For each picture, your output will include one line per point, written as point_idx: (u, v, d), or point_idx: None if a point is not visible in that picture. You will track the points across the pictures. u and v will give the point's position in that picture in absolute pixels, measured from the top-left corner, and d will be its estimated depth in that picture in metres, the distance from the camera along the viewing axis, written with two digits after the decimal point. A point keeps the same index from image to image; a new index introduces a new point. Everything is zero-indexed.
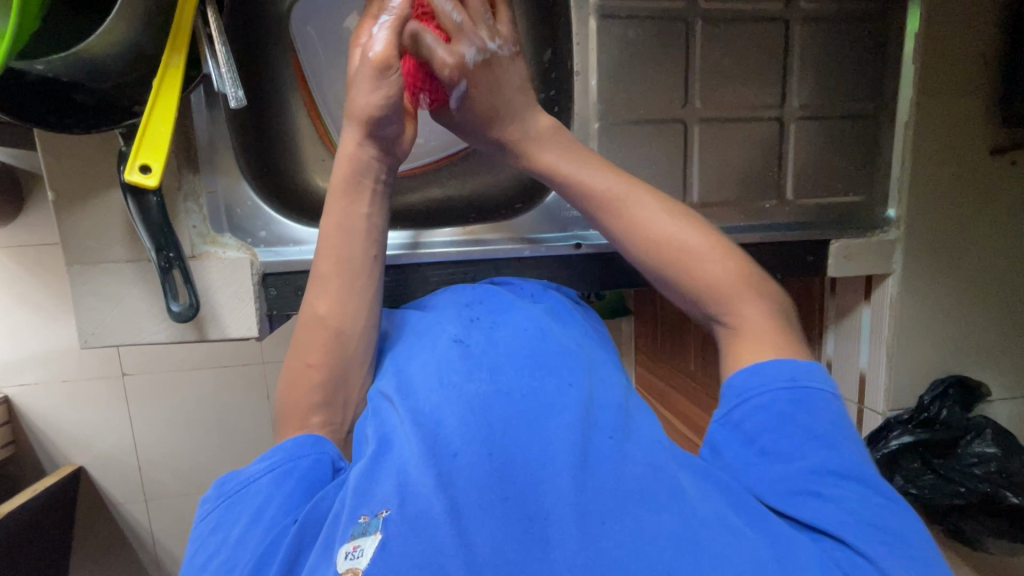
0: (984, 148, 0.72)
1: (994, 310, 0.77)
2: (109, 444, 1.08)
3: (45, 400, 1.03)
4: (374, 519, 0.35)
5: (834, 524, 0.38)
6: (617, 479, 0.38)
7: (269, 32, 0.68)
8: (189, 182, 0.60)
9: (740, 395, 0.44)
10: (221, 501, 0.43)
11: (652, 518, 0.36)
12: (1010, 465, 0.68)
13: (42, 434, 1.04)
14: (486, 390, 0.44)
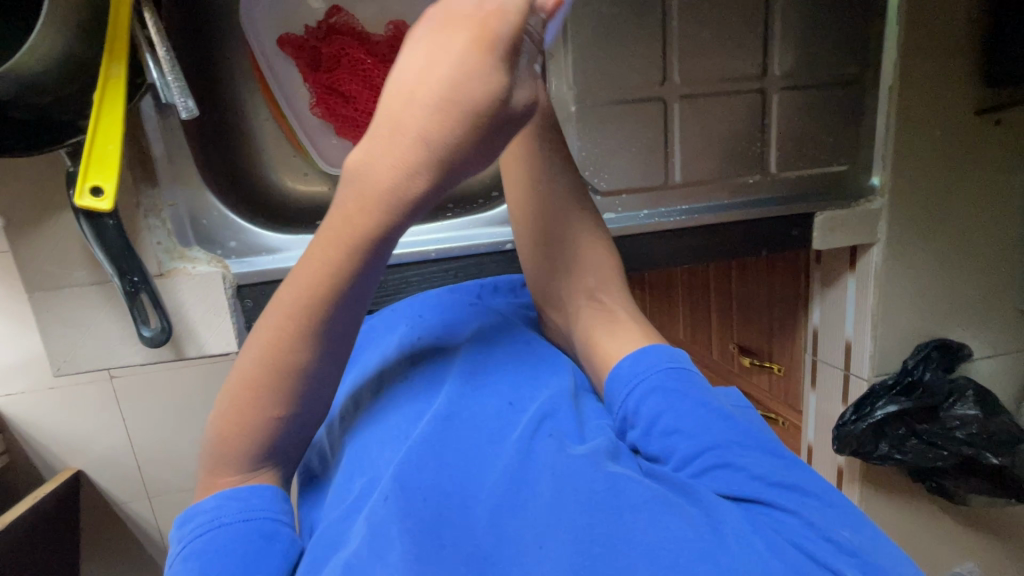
0: (970, 108, 0.70)
1: (980, 271, 0.77)
2: (104, 447, 0.94)
3: (27, 409, 0.90)
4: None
5: (754, 489, 0.38)
6: (548, 480, 0.38)
7: (219, 26, 0.63)
8: (149, 197, 0.56)
9: (632, 376, 0.46)
10: (183, 548, 0.39)
11: (581, 521, 0.35)
12: (989, 426, 0.71)
13: (33, 443, 0.93)
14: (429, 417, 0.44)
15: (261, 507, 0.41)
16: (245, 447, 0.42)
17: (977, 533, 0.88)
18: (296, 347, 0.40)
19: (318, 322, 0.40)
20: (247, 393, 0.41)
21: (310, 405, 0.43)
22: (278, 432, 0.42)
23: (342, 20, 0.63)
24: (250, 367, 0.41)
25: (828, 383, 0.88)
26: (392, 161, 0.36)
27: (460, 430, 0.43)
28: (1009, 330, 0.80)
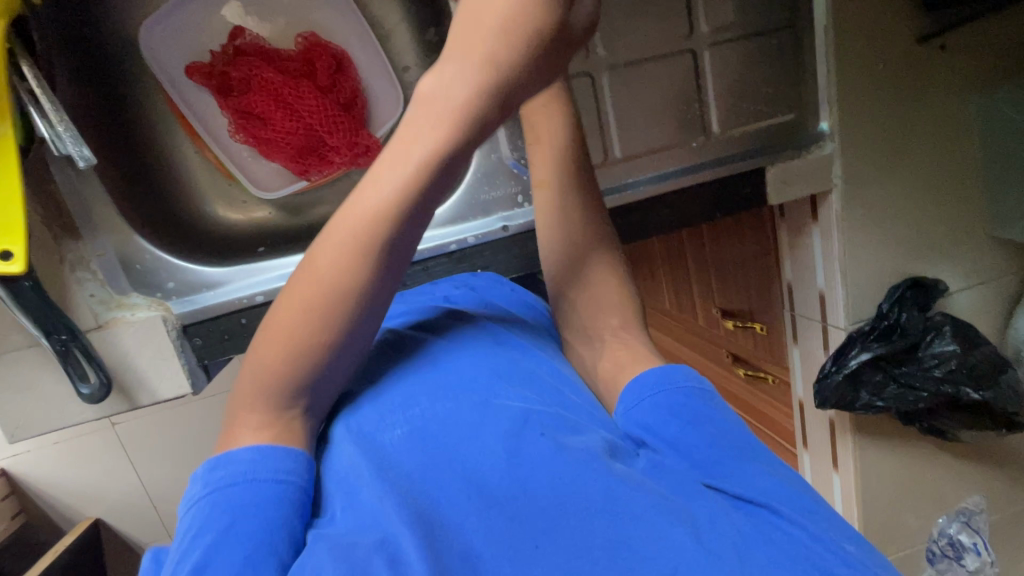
0: (912, 37, 0.67)
1: (944, 204, 0.74)
2: (120, 492, 1.02)
3: (40, 465, 0.97)
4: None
5: (760, 496, 0.37)
6: (548, 476, 0.36)
7: (122, 64, 0.61)
8: (74, 251, 0.55)
9: (653, 387, 0.45)
10: (208, 492, 0.37)
11: (585, 525, 0.33)
12: (969, 359, 0.70)
13: (47, 497, 1.00)
14: (423, 417, 0.42)
15: (296, 473, 0.39)
16: (293, 373, 0.39)
17: (977, 465, 0.87)
18: (359, 267, 0.38)
19: (379, 242, 0.37)
20: (300, 315, 0.38)
21: (358, 341, 0.40)
22: (326, 363, 0.40)
23: (247, 40, 0.61)
24: (312, 288, 0.38)
25: (810, 337, 0.86)
26: (461, 82, 0.36)
27: (461, 426, 0.40)
28: (983, 259, 0.78)
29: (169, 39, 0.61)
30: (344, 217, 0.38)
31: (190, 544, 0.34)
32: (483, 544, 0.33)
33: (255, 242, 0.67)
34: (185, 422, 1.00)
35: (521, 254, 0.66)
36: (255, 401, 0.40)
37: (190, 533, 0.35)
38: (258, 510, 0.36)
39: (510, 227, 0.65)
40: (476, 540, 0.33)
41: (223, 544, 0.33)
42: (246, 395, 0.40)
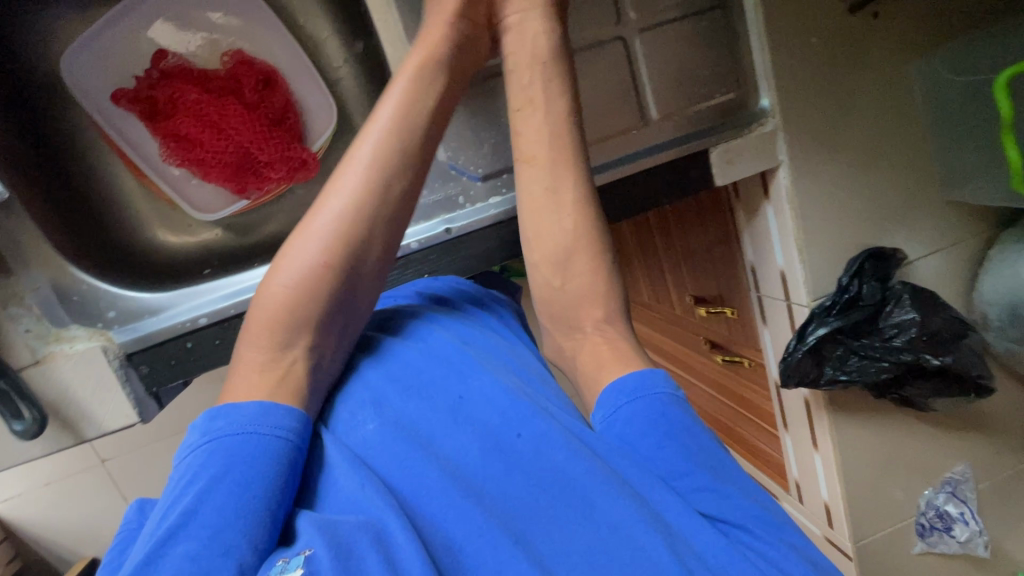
0: (843, 7, 0.67)
1: (894, 172, 0.74)
2: (113, 530, 1.08)
3: (30, 509, 1.02)
4: (294, 558, 0.33)
5: (731, 515, 0.38)
6: (534, 482, 0.38)
7: (49, 98, 0.61)
8: (6, 286, 0.55)
9: (637, 389, 0.45)
10: (207, 441, 0.40)
11: (566, 533, 0.35)
12: (928, 326, 0.69)
13: (41, 539, 1.05)
14: (414, 422, 0.43)
15: (290, 429, 0.41)
16: (304, 297, 0.46)
17: (956, 434, 0.86)
18: (358, 194, 0.48)
19: (370, 175, 0.49)
20: (310, 243, 0.47)
21: (356, 266, 0.48)
22: (331, 285, 0.47)
23: (171, 63, 0.61)
24: (320, 220, 0.47)
25: (776, 317, 0.85)
26: (401, 93, 0.52)
27: (453, 429, 0.42)
28: (941, 224, 0.77)
29: (92, 67, 0.60)
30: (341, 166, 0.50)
31: (186, 490, 0.37)
32: (467, 539, 0.35)
33: (201, 265, 0.66)
34: (165, 455, 1.05)
35: (468, 256, 0.66)
36: (260, 342, 0.45)
37: (186, 478, 0.38)
38: (250, 469, 0.38)
39: (453, 229, 0.64)
40: (459, 534, 0.36)
41: (216, 498, 0.36)
42: (251, 342, 0.45)
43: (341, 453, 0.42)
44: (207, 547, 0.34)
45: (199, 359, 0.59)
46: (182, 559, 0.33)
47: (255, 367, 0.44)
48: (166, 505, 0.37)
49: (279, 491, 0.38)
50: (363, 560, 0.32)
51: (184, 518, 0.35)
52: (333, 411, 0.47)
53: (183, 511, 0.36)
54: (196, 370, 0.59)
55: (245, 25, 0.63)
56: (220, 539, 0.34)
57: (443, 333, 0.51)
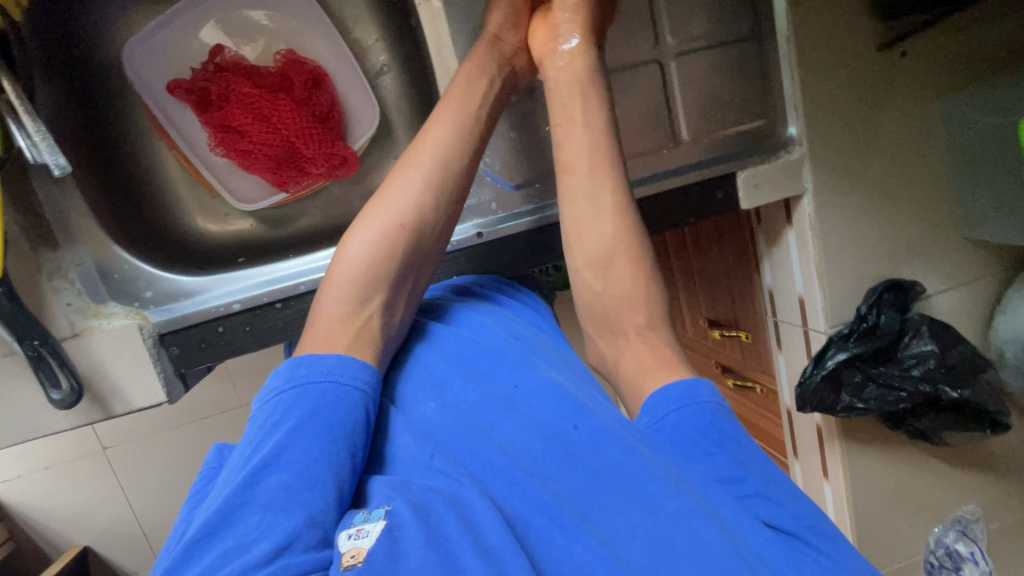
0: (873, 45, 0.69)
1: (916, 206, 0.75)
2: (109, 517, 1.07)
3: (30, 490, 1.03)
4: (376, 511, 0.37)
5: (783, 522, 0.39)
6: (592, 468, 0.41)
7: (105, 83, 0.63)
8: (52, 260, 0.56)
9: (685, 395, 0.47)
10: (292, 385, 0.44)
11: (624, 517, 0.38)
12: (947, 358, 0.70)
13: (37, 522, 1.05)
14: (477, 413, 0.47)
15: (365, 384, 0.45)
16: (381, 253, 0.51)
17: (967, 472, 0.86)
18: (428, 167, 0.54)
19: (440, 150, 0.55)
20: (387, 207, 0.52)
21: (426, 231, 0.54)
22: (405, 243, 0.52)
23: (227, 57, 0.64)
24: (396, 189, 0.53)
25: (791, 343, 0.86)
26: (464, 95, 0.58)
27: (512, 414, 0.46)
28: (960, 260, 0.78)
29: (151, 56, 0.63)
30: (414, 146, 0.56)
31: (274, 429, 0.41)
32: (531, 513, 0.39)
33: (235, 254, 0.67)
34: (169, 445, 1.05)
35: (496, 261, 0.67)
36: (340, 292, 0.49)
37: (275, 417, 0.42)
38: (329, 415, 0.42)
39: (484, 233, 0.66)
40: (523, 508, 0.39)
41: (302, 436, 0.40)
42: (332, 296, 0.50)
43: (409, 432, 0.46)
44: (295, 482, 0.38)
45: (228, 344, 0.60)
46: (276, 489, 0.37)
47: (334, 319, 0.48)
48: (256, 440, 0.41)
49: (355, 442, 0.42)
50: (440, 520, 0.36)
51: (276, 451, 0.39)
52: (400, 392, 0.50)
53: (274, 445, 0.39)
54: (226, 354, 0.60)
55: (298, 25, 0.66)
56: (308, 473, 0.38)
57: (498, 328, 0.55)
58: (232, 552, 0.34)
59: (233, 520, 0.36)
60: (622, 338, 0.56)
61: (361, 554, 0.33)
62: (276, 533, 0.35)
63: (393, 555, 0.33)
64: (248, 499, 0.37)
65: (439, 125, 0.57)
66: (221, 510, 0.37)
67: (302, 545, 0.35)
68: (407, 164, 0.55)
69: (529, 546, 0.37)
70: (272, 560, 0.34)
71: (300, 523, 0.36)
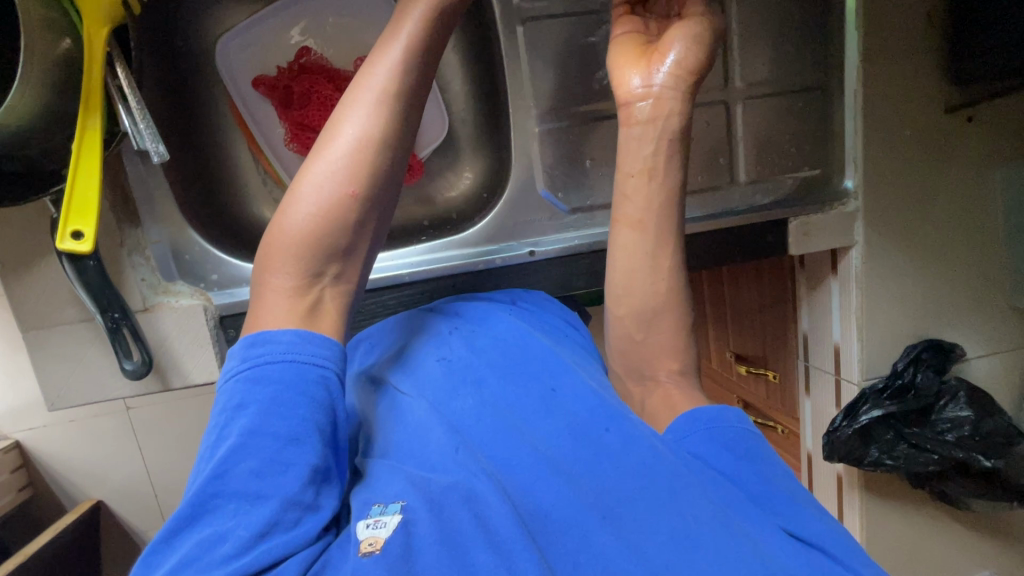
0: (939, 107, 0.70)
1: (964, 270, 0.75)
2: (125, 475, 1.11)
3: (54, 441, 1.07)
4: (390, 505, 0.39)
5: (807, 531, 0.39)
6: (611, 469, 0.41)
7: (195, 71, 0.66)
8: (133, 237, 0.59)
9: (706, 423, 0.47)
10: (247, 367, 0.40)
11: (647, 517, 0.38)
12: (982, 426, 0.71)
13: (57, 473, 1.09)
14: (487, 407, 0.47)
15: (328, 359, 0.42)
16: (322, 226, 0.44)
17: (984, 538, 0.85)
18: (373, 128, 0.45)
19: (391, 109, 0.46)
20: (326, 176, 0.44)
21: (382, 196, 0.47)
22: (354, 212, 0.45)
23: (311, 59, 0.67)
24: (335, 152, 0.45)
25: (822, 390, 0.86)
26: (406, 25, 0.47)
27: (533, 414, 0.46)
28: (1003, 328, 0.78)
29: (242, 53, 0.66)
30: (355, 95, 0.46)
31: (236, 415, 0.38)
32: (549, 503, 0.39)
33: None
34: (193, 413, 1.09)
35: (543, 280, 0.69)
36: (285, 267, 0.43)
37: (236, 402, 0.39)
38: (300, 399, 0.39)
39: (537, 252, 0.68)
40: (543, 501, 0.39)
41: (273, 420, 0.38)
42: (276, 268, 0.43)
43: (431, 414, 0.46)
44: (271, 467, 0.37)
45: None
46: (248, 474, 0.36)
47: (282, 297, 0.43)
48: (216, 427, 0.38)
49: (324, 419, 0.40)
50: (453, 517, 0.38)
51: (245, 437, 0.37)
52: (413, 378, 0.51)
53: (242, 430, 0.37)
54: None
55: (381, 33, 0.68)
56: (284, 454, 0.37)
57: (518, 334, 0.55)
58: (212, 540, 0.35)
59: (211, 509, 0.36)
60: (653, 380, 0.55)
61: (377, 543, 0.35)
62: (259, 518, 0.35)
63: (407, 552, 0.35)
64: (222, 488, 0.36)
65: (386, 55, 0.47)
66: (195, 500, 0.36)
67: (290, 523, 0.36)
68: (345, 101, 0.46)
69: (540, 534, 0.38)
70: (259, 544, 0.35)
71: (282, 508, 0.36)
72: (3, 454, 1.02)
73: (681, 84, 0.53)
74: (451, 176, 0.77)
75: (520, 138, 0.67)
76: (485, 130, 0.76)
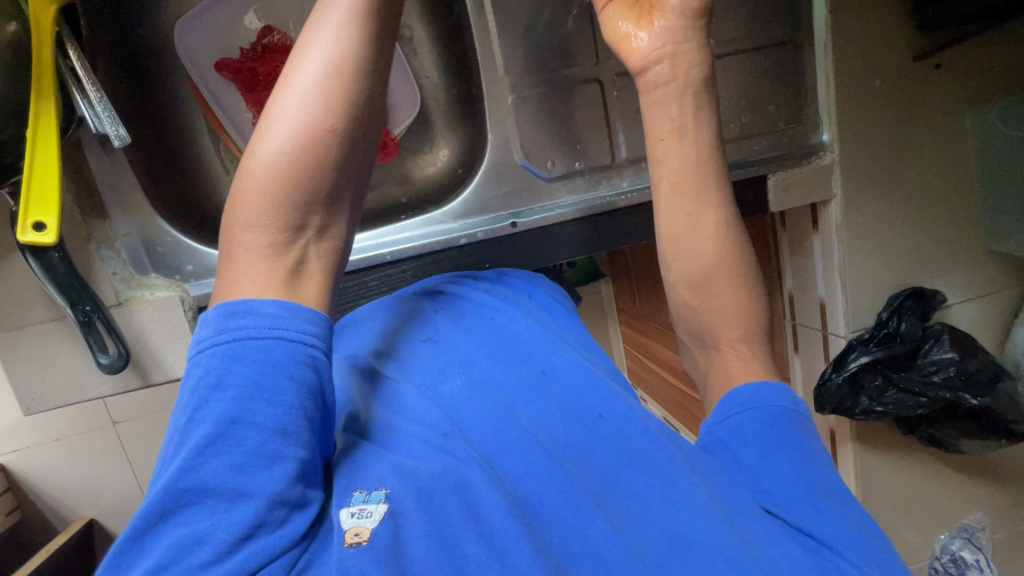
0: (908, 56, 0.70)
1: (940, 217, 0.76)
2: (116, 491, 1.09)
3: (39, 461, 1.03)
4: (374, 492, 0.34)
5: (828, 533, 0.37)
6: (613, 464, 0.38)
7: (154, 58, 0.64)
8: (101, 229, 0.57)
9: (739, 404, 0.46)
10: (220, 340, 0.32)
11: (652, 515, 0.35)
12: (966, 365, 0.72)
13: (44, 493, 1.05)
14: (492, 393, 0.43)
15: (319, 337, 0.35)
16: (300, 174, 0.35)
17: (977, 482, 0.87)
18: (348, 57, 0.37)
19: (365, 31, 0.38)
20: (296, 113, 0.36)
21: (366, 137, 0.38)
22: (336, 157, 0.37)
23: (275, 39, 0.66)
24: (302, 86, 0.36)
25: (810, 347, 0.86)
26: None
27: (529, 399, 0.42)
28: (981, 272, 0.79)
29: (202, 35, 0.64)
30: (319, 18, 0.38)
31: (212, 399, 0.31)
32: (543, 492, 0.36)
33: None
34: None
35: (527, 252, 0.69)
36: (258, 223, 0.35)
37: (209, 380, 0.32)
38: (288, 383, 0.32)
39: (518, 223, 0.67)
40: (536, 489, 0.36)
41: (257, 408, 0.31)
42: (249, 226, 0.35)
43: (425, 402, 0.41)
44: (257, 460, 0.31)
45: None
46: (228, 469, 0.30)
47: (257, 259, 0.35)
48: (188, 411, 0.31)
49: (313, 405, 0.33)
50: (444, 506, 0.33)
51: (224, 425, 0.31)
52: (410, 357, 0.46)
53: (222, 417, 0.31)
54: None
55: None
56: (270, 446, 0.31)
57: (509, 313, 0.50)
58: (188, 541, 0.29)
59: (183, 508, 0.30)
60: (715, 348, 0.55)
61: (364, 534, 0.31)
62: (241, 518, 0.29)
63: (397, 544, 0.31)
64: (195, 484, 0.30)
65: None
66: (166, 499, 0.30)
67: (276, 523, 0.30)
68: (311, 24, 0.38)
69: (537, 521, 0.34)
70: (239, 548, 0.29)
71: (267, 504, 0.30)
72: None
73: (693, 32, 0.50)
74: (427, 154, 0.77)
75: (494, 107, 0.66)
76: (459, 107, 0.75)
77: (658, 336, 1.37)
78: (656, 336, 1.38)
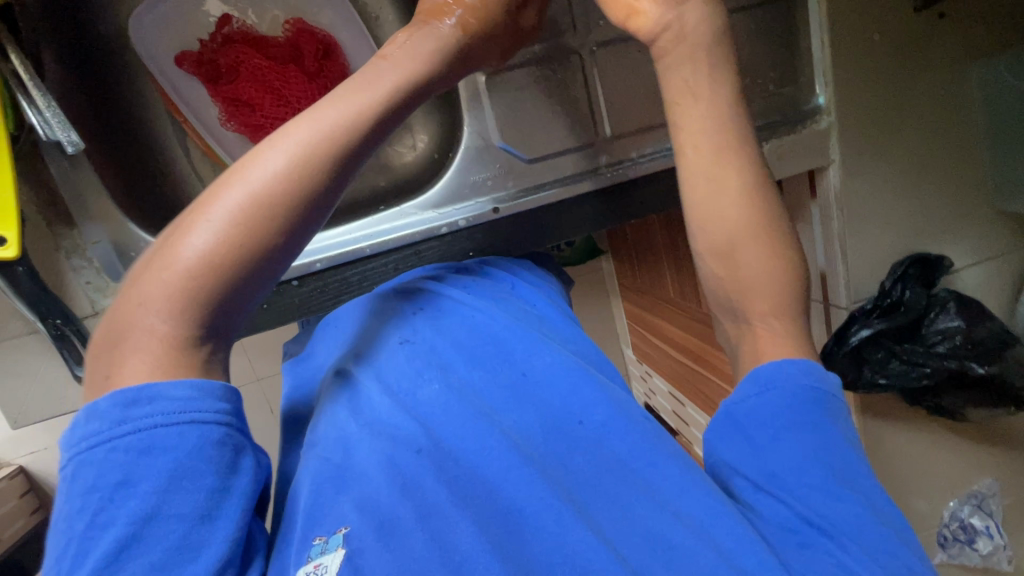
0: (907, 7, 0.66)
1: (944, 178, 0.73)
2: None
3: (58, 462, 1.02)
4: (333, 536, 0.32)
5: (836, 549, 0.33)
6: (588, 468, 0.37)
7: (114, 61, 0.64)
8: (70, 238, 0.55)
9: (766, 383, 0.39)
10: (113, 435, 0.29)
11: (633, 515, 0.34)
12: (974, 333, 0.70)
13: None
14: (463, 399, 0.41)
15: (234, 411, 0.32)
16: (209, 284, 0.34)
17: (986, 447, 0.85)
18: (287, 180, 0.36)
19: (315, 161, 0.37)
20: (216, 220, 0.34)
21: (287, 253, 0.37)
22: (255, 271, 0.36)
23: (234, 28, 0.63)
24: (230, 194, 0.35)
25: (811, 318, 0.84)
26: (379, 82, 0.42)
27: (502, 403, 0.41)
28: (989, 233, 0.76)
29: (161, 30, 0.62)
30: (280, 138, 0.38)
31: (92, 507, 0.28)
32: (525, 499, 0.35)
33: None
34: None
35: (513, 238, 0.66)
36: (165, 311, 0.32)
37: (106, 481, 0.28)
38: (205, 466, 0.30)
39: (500, 209, 0.65)
40: (516, 494, 0.35)
41: (177, 498, 0.29)
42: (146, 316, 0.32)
43: (392, 412, 0.40)
44: (182, 557, 0.28)
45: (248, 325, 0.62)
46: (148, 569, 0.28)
47: (150, 348, 0.32)
48: (86, 516, 0.28)
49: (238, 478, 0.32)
50: (407, 537, 0.32)
51: (139, 525, 0.28)
52: (376, 359, 0.44)
53: (133, 518, 0.28)
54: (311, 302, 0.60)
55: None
56: (192, 536, 0.29)
57: (478, 309, 0.48)
58: None
59: None
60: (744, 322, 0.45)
61: None
62: None
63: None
64: None
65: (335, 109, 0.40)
66: None
67: None
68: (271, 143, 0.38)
69: (516, 539, 0.33)
70: None
71: None
72: (10, 480, 0.97)
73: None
74: (404, 139, 0.74)
75: (468, 86, 0.63)
76: None
77: (660, 309, 1.34)
78: (657, 310, 1.36)
